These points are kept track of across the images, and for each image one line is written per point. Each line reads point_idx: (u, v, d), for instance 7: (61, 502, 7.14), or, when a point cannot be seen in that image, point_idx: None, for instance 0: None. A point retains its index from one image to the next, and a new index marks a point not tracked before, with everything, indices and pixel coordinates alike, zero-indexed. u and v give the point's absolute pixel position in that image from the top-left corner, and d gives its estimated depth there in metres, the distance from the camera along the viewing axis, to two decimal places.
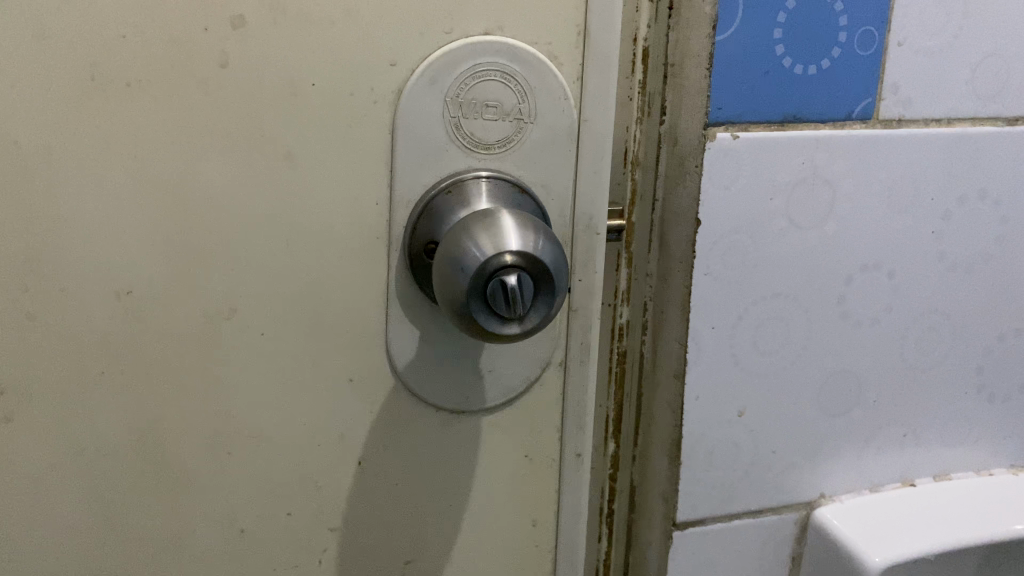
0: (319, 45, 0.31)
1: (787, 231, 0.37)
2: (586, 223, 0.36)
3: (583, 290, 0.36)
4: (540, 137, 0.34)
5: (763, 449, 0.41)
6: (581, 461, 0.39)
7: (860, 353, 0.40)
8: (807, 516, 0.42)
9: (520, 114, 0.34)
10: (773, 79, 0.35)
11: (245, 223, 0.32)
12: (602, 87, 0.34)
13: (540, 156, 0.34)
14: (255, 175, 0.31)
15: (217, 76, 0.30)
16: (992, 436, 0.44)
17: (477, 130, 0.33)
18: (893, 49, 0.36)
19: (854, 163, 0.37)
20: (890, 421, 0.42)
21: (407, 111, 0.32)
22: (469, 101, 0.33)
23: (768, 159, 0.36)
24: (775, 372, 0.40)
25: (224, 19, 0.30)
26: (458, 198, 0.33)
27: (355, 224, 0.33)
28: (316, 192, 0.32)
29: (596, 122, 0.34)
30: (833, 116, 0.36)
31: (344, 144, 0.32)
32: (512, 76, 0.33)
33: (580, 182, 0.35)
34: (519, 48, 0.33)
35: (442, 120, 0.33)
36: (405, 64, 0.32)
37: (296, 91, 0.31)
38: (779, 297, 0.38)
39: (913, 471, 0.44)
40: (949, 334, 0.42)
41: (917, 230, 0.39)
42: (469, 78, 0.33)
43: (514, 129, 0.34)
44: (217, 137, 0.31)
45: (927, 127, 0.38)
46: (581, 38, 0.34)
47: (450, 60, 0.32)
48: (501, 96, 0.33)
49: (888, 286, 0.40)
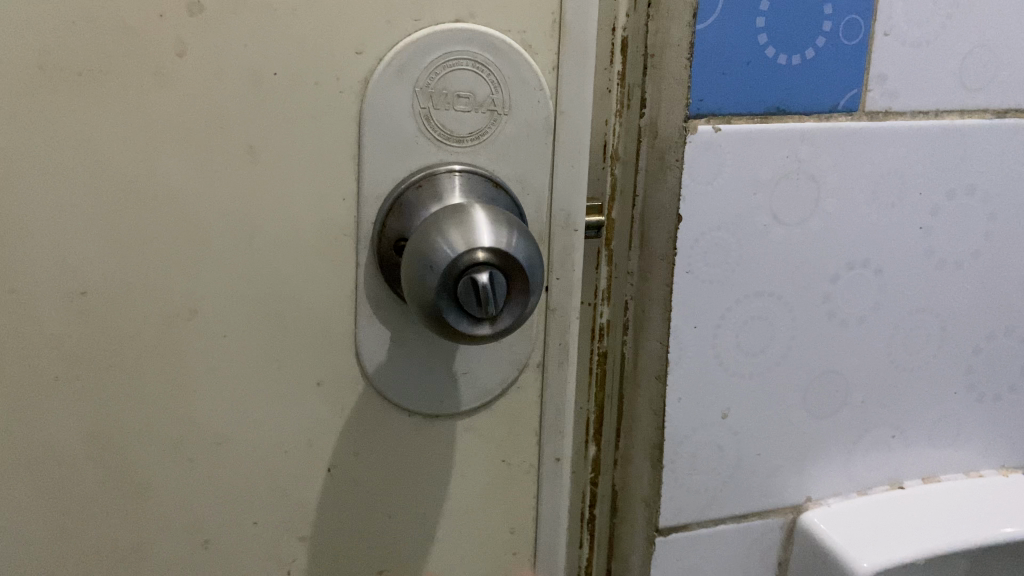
0: (282, 33, 0.29)
1: (771, 228, 0.36)
2: (564, 219, 0.34)
3: (561, 289, 0.35)
4: (514, 129, 0.33)
5: (747, 451, 0.39)
6: (561, 465, 0.37)
7: (847, 353, 0.39)
8: (794, 521, 0.41)
9: (494, 105, 0.32)
10: (756, 70, 0.34)
11: (206, 221, 0.30)
12: (579, 77, 0.33)
13: (515, 149, 0.33)
14: (216, 170, 0.30)
15: (175, 65, 0.29)
16: (981, 436, 0.43)
17: (448, 122, 0.32)
18: (880, 39, 0.35)
19: (840, 157, 0.36)
20: (878, 422, 0.41)
21: (375, 103, 0.31)
22: (440, 92, 0.32)
23: (751, 153, 0.35)
24: (760, 372, 0.38)
25: (180, 5, 0.28)
26: (431, 192, 0.32)
27: (322, 221, 0.32)
28: (280, 187, 0.31)
29: (573, 115, 0.33)
30: (818, 107, 0.35)
31: (310, 137, 0.31)
32: (484, 66, 0.32)
33: (557, 177, 0.34)
34: (491, 36, 0.31)
35: (412, 111, 0.31)
36: (372, 52, 0.30)
37: (258, 81, 0.29)
38: (763, 295, 0.37)
39: (901, 474, 0.43)
40: (937, 332, 0.41)
41: (905, 226, 0.38)
42: (439, 67, 0.31)
43: (488, 121, 0.32)
44: (175, 130, 0.29)
45: (915, 119, 0.37)
46: (556, 27, 0.32)
47: (419, 49, 0.31)
48: (473, 86, 0.32)
49: (875, 283, 0.39)
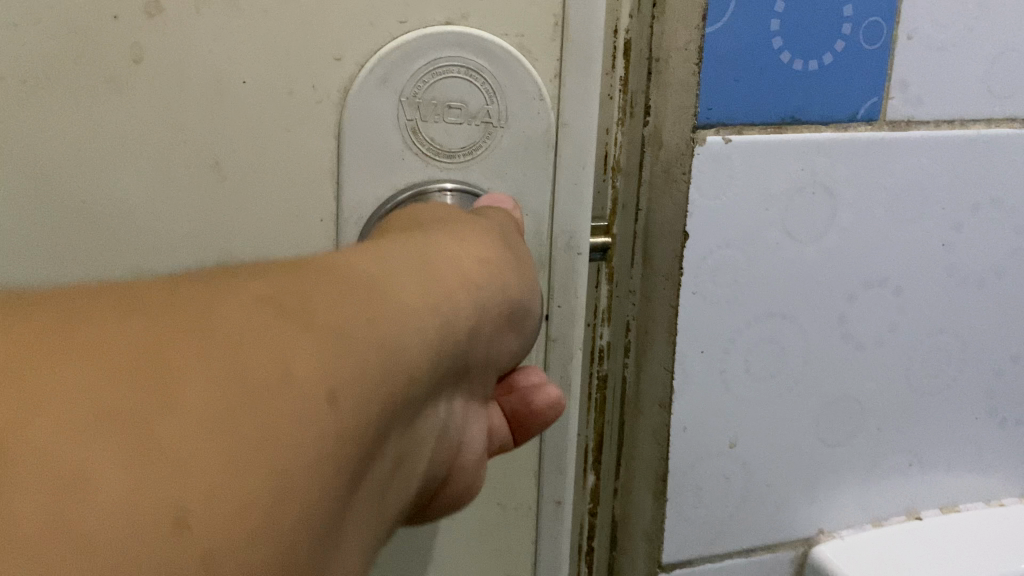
0: (250, 35, 0.26)
1: (784, 245, 0.34)
2: (565, 243, 0.31)
3: (563, 317, 0.32)
4: (511, 143, 0.30)
5: (756, 482, 0.37)
6: (562, 508, 0.35)
7: (862, 375, 0.37)
8: (804, 554, 0.39)
9: (488, 116, 0.29)
10: (770, 76, 0.31)
11: (165, 243, 0.28)
12: (583, 86, 0.30)
13: (511, 164, 0.30)
14: (179, 187, 0.27)
15: (132, 72, 0.26)
16: (1003, 463, 0.41)
17: (439, 135, 0.29)
18: (903, 42, 0.33)
19: (857, 170, 0.33)
20: (895, 449, 0.39)
21: (356, 113, 0.28)
22: (429, 101, 0.29)
23: (763, 165, 0.32)
24: (771, 399, 0.36)
25: (137, 4, 0.25)
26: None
27: (295, 245, 0.29)
28: (250, 207, 0.28)
29: (576, 126, 0.30)
30: (836, 117, 0.33)
31: (283, 152, 0.28)
32: (477, 73, 0.29)
33: (557, 194, 0.31)
34: (484, 39, 0.28)
35: (397, 124, 0.29)
36: (352, 57, 0.28)
37: (223, 88, 0.27)
38: (775, 317, 0.35)
39: (919, 503, 0.40)
40: (958, 354, 0.38)
41: (925, 242, 0.36)
42: (426, 75, 0.28)
43: (482, 134, 0.29)
44: (129, 145, 0.27)
45: (938, 129, 0.34)
46: (558, 30, 0.29)
47: (405, 54, 0.28)
48: (465, 96, 0.29)
49: (894, 303, 0.36)
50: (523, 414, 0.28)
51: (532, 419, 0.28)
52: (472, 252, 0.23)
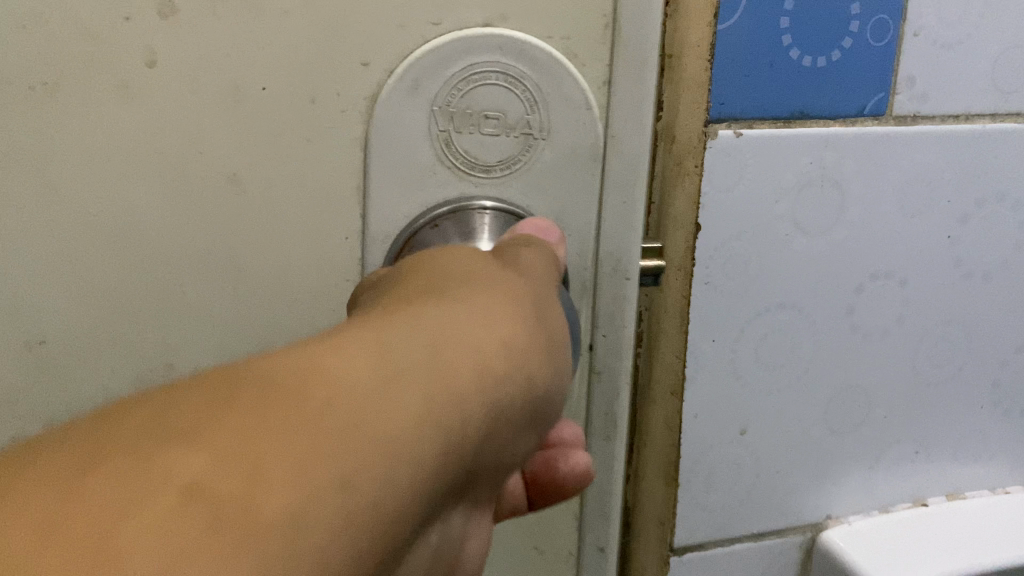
0: (270, 42, 0.26)
1: (793, 238, 0.35)
2: (614, 266, 0.30)
3: (608, 348, 0.31)
4: (552, 156, 0.29)
5: (766, 469, 0.38)
6: (605, 556, 0.33)
7: (868, 365, 0.38)
8: (813, 539, 0.40)
9: (528, 127, 0.28)
10: (780, 72, 0.32)
11: (183, 264, 0.27)
12: (635, 96, 0.28)
13: (552, 180, 0.29)
14: (196, 201, 0.27)
15: (144, 79, 0.25)
16: (1009, 453, 0.42)
17: (474, 148, 0.28)
18: (909, 39, 0.34)
19: (864, 164, 0.34)
20: (901, 438, 0.40)
21: (384, 122, 0.27)
22: (463, 111, 0.28)
23: (773, 158, 0.33)
24: (780, 387, 0.37)
25: (150, 7, 0.25)
26: (457, 226, 0.28)
27: (319, 263, 0.28)
28: (270, 220, 0.27)
29: (627, 139, 0.29)
30: (844, 112, 0.34)
31: (306, 164, 0.27)
32: (517, 80, 0.28)
33: (604, 215, 0.29)
34: (523, 43, 0.27)
35: (429, 134, 0.28)
36: (378, 63, 0.27)
37: (241, 95, 0.26)
38: (784, 307, 0.36)
39: (925, 491, 0.41)
40: (964, 345, 0.39)
41: (930, 235, 0.37)
42: (461, 83, 0.27)
43: (520, 147, 0.28)
44: (144, 156, 0.26)
45: (943, 124, 0.35)
46: (609, 32, 0.28)
47: (441, 61, 0.27)
48: (504, 106, 0.28)
49: (900, 295, 0.37)
50: (544, 481, 0.27)
51: (551, 487, 0.27)
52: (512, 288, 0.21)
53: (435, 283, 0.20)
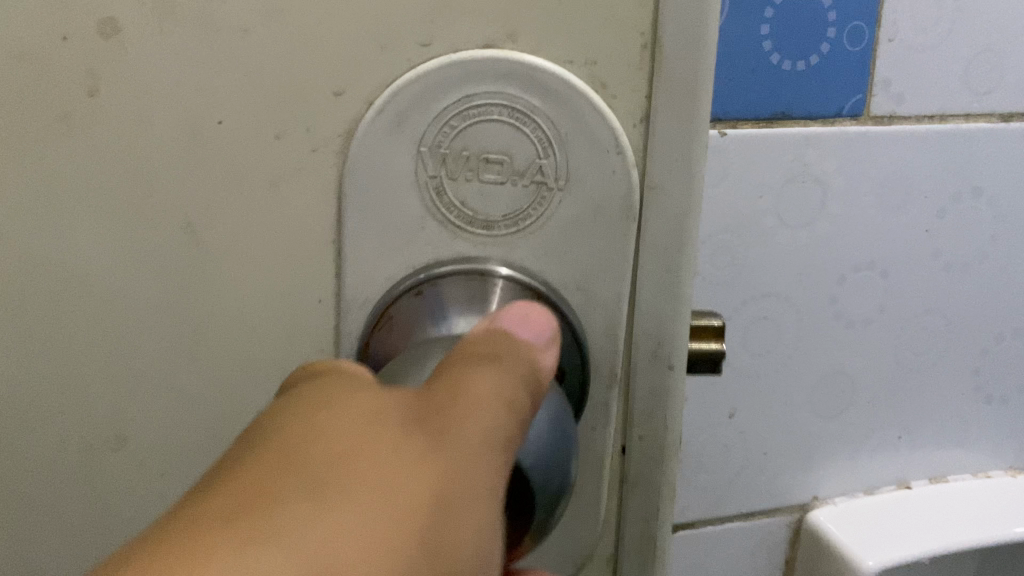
0: (222, 62, 0.20)
1: (778, 231, 0.37)
2: (652, 350, 0.23)
3: (646, 452, 0.24)
4: (571, 210, 0.22)
5: (754, 451, 0.40)
6: None
7: (851, 353, 0.40)
8: (800, 519, 0.42)
9: (540, 174, 0.21)
10: (762, 75, 0.35)
11: (129, 347, 0.21)
12: (684, 133, 0.21)
13: (571, 241, 0.22)
14: (146, 258, 0.21)
15: (87, 111, 0.20)
16: (990, 438, 0.43)
17: (473, 199, 0.21)
18: (885, 44, 0.36)
19: (844, 161, 0.36)
20: (885, 423, 0.41)
21: (368, 169, 0.21)
22: (459, 153, 0.21)
23: (757, 156, 0.35)
24: (767, 372, 0.39)
25: (89, 22, 0.19)
26: (460, 289, 0.22)
27: (289, 331, 0.22)
28: (234, 281, 0.21)
29: (673, 191, 0.22)
30: (823, 112, 0.36)
31: (273, 210, 0.21)
32: (527, 116, 0.21)
33: (637, 285, 0.22)
34: (536, 66, 0.21)
35: (412, 182, 0.21)
36: (356, 92, 0.20)
37: (197, 131, 0.20)
38: (769, 297, 0.38)
39: (909, 474, 0.43)
40: (944, 334, 0.41)
41: (910, 228, 0.39)
42: (454, 118, 0.21)
43: (531, 198, 0.21)
44: (98, 198, 0.20)
45: (920, 123, 0.37)
46: (646, 54, 0.21)
47: (429, 88, 0.21)
48: (508, 145, 0.21)
49: (881, 285, 0.39)
50: None
51: None
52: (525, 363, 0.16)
53: (285, 472, 0.14)
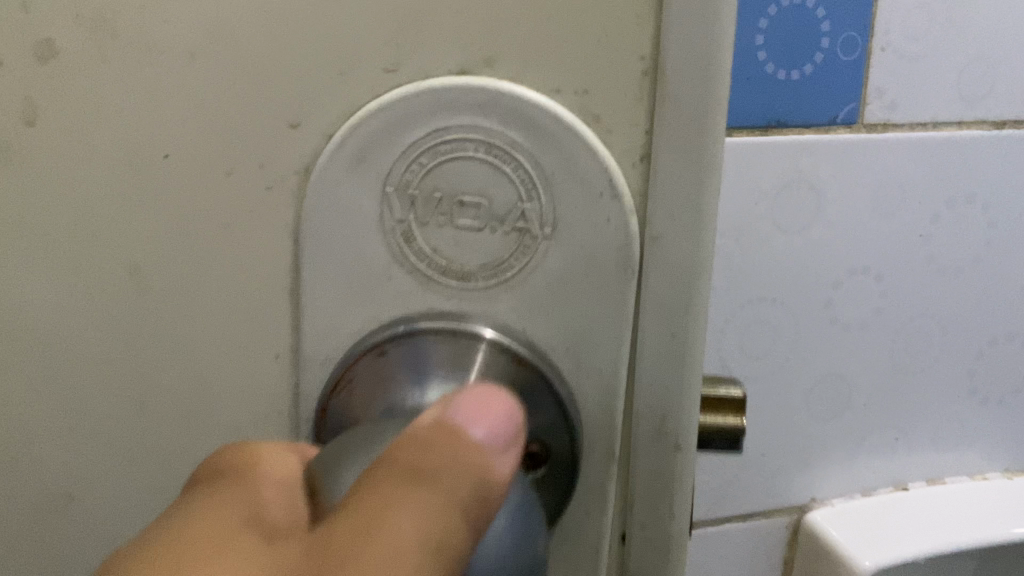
0: (162, 90, 0.18)
1: (773, 236, 0.38)
2: (654, 429, 0.20)
3: (647, 543, 0.20)
4: (559, 263, 0.19)
5: (752, 453, 0.41)
6: None
7: (848, 356, 0.41)
8: (798, 520, 0.42)
9: (521, 220, 0.19)
10: (756, 85, 0.35)
11: (73, 393, 0.20)
12: (694, 175, 0.18)
13: (558, 296, 0.19)
14: (90, 301, 0.19)
15: (24, 143, 0.18)
16: (986, 440, 0.44)
17: (447, 246, 0.19)
18: (878, 54, 0.37)
19: (839, 168, 0.37)
20: (881, 425, 0.42)
21: (326, 211, 0.19)
22: (430, 194, 0.19)
23: (752, 164, 0.36)
24: (764, 375, 0.40)
25: (26, 47, 0.18)
26: (439, 351, 0.19)
27: (247, 384, 0.20)
28: (184, 329, 0.19)
29: (678, 242, 0.18)
30: (817, 121, 0.37)
31: (220, 249, 0.19)
32: (506, 153, 0.18)
33: (639, 352, 0.19)
34: (517, 98, 0.18)
35: (377, 226, 0.19)
36: (314, 125, 0.18)
37: (141, 165, 0.19)
38: (765, 301, 0.38)
39: (905, 475, 0.43)
40: (940, 338, 0.41)
41: (905, 234, 0.39)
42: (424, 155, 0.19)
43: (512, 247, 0.19)
44: (34, 233, 0.19)
45: (913, 131, 0.38)
46: (646, 81, 0.18)
47: (393, 122, 0.18)
48: (485, 187, 0.19)
49: (877, 290, 0.40)
50: None
51: None
52: (469, 485, 0.13)
53: None
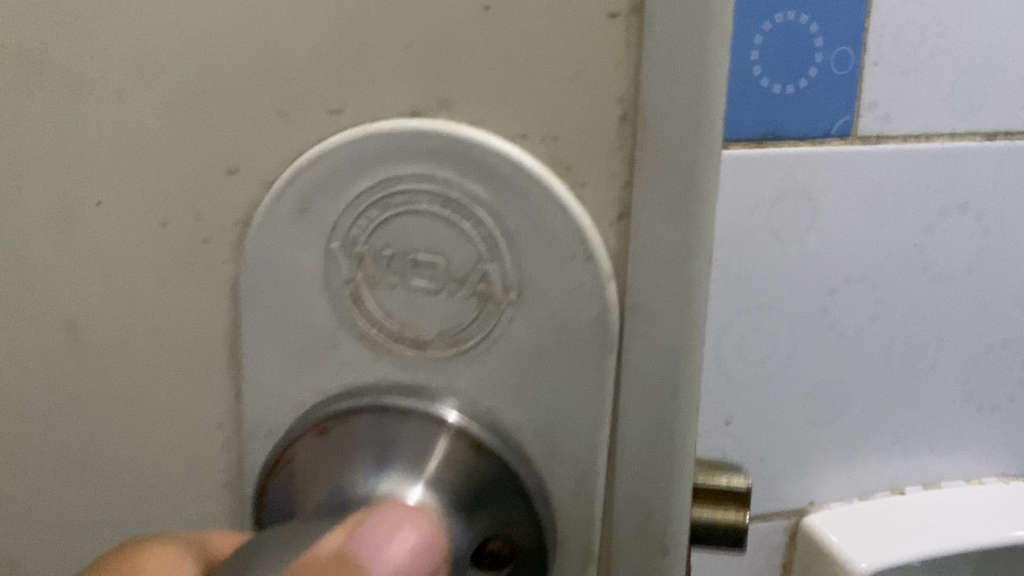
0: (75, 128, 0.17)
1: (770, 245, 0.38)
2: (638, 534, 0.17)
3: None
4: (530, 336, 0.16)
5: (751, 457, 0.42)
6: None
7: (844, 363, 0.41)
8: (797, 523, 0.43)
9: (481, 286, 0.16)
10: (752, 99, 0.36)
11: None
12: (682, 230, 0.15)
13: (528, 378, 0.16)
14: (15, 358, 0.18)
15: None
16: (982, 444, 0.45)
17: (399, 313, 0.16)
18: (870, 68, 0.38)
19: (834, 179, 0.38)
20: (878, 431, 0.43)
21: (262, 267, 0.17)
22: (378, 252, 0.16)
23: (748, 175, 0.37)
24: (762, 381, 0.41)
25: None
26: (392, 440, 0.17)
27: (188, 458, 0.18)
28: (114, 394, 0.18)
29: (667, 317, 0.15)
30: (812, 133, 0.38)
31: (161, 304, 0.17)
32: (461, 206, 0.16)
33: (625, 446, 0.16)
34: (475, 142, 0.15)
35: (318, 285, 0.17)
36: (246, 170, 0.16)
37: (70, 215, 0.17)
38: (762, 308, 0.39)
39: (902, 479, 0.44)
40: (935, 344, 0.42)
41: (899, 242, 0.40)
42: (373, 207, 0.16)
43: (475, 314, 0.16)
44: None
45: (906, 142, 0.39)
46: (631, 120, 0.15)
47: (332, 170, 0.16)
48: (438, 245, 0.16)
49: (873, 297, 0.41)
50: None
51: None
52: None
53: None
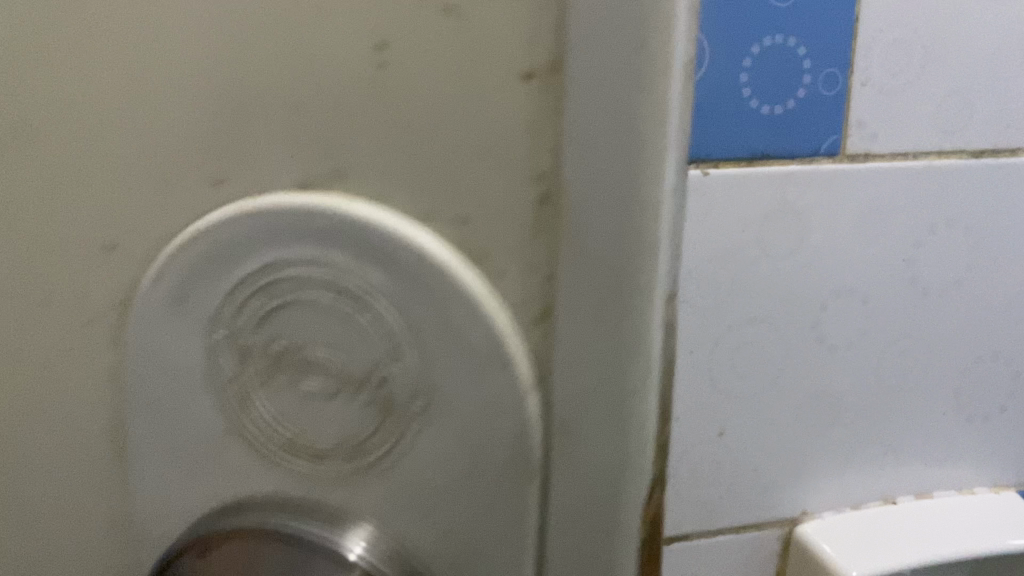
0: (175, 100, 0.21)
1: (760, 261, 0.39)
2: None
3: None
4: (432, 445, 0.21)
5: (744, 468, 0.43)
6: None
7: (835, 375, 0.42)
8: (790, 532, 0.44)
9: (359, 383, 0.21)
10: (741, 120, 0.37)
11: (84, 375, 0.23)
12: (609, 347, 0.18)
13: (445, 467, 0.21)
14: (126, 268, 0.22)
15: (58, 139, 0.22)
16: (972, 455, 0.45)
17: (292, 412, 0.21)
18: (858, 88, 0.39)
19: (823, 196, 0.39)
20: (869, 441, 0.44)
21: (140, 350, 0.22)
22: (269, 340, 0.21)
23: (739, 193, 0.38)
24: (755, 393, 0.42)
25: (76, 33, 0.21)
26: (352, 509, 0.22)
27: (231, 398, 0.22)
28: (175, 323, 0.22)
29: (590, 436, 0.19)
30: (800, 152, 0.39)
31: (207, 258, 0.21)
32: (340, 299, 0.20)
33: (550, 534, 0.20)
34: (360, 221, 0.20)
35: (229, 377, 0.22)
36: (127, 246, 0.22)
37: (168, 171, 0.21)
38: (754, 322, 0.40)
39: (894, 489, 0.45)
40: (925, 356, 0.43)
41: (888, 257, 0.41)
42: (257, 293, 0.21)
43: (370, 415, 0.21)
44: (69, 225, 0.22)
45: (894, 160, 0.40)
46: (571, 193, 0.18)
47: (220, 259, 0.21)
48: (329, 339, 0.21)
49: (862, 311, 0.42)
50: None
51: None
52: None
53: None
